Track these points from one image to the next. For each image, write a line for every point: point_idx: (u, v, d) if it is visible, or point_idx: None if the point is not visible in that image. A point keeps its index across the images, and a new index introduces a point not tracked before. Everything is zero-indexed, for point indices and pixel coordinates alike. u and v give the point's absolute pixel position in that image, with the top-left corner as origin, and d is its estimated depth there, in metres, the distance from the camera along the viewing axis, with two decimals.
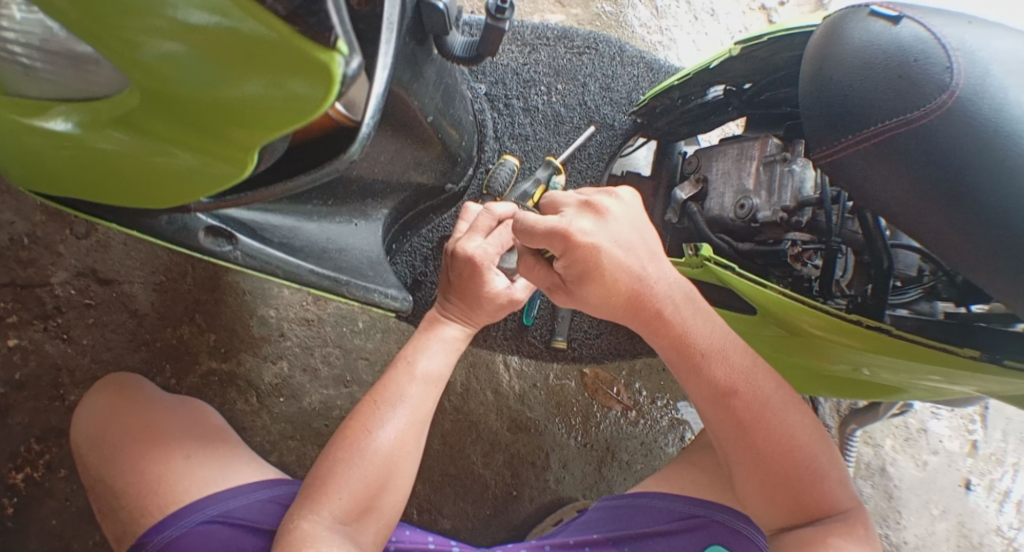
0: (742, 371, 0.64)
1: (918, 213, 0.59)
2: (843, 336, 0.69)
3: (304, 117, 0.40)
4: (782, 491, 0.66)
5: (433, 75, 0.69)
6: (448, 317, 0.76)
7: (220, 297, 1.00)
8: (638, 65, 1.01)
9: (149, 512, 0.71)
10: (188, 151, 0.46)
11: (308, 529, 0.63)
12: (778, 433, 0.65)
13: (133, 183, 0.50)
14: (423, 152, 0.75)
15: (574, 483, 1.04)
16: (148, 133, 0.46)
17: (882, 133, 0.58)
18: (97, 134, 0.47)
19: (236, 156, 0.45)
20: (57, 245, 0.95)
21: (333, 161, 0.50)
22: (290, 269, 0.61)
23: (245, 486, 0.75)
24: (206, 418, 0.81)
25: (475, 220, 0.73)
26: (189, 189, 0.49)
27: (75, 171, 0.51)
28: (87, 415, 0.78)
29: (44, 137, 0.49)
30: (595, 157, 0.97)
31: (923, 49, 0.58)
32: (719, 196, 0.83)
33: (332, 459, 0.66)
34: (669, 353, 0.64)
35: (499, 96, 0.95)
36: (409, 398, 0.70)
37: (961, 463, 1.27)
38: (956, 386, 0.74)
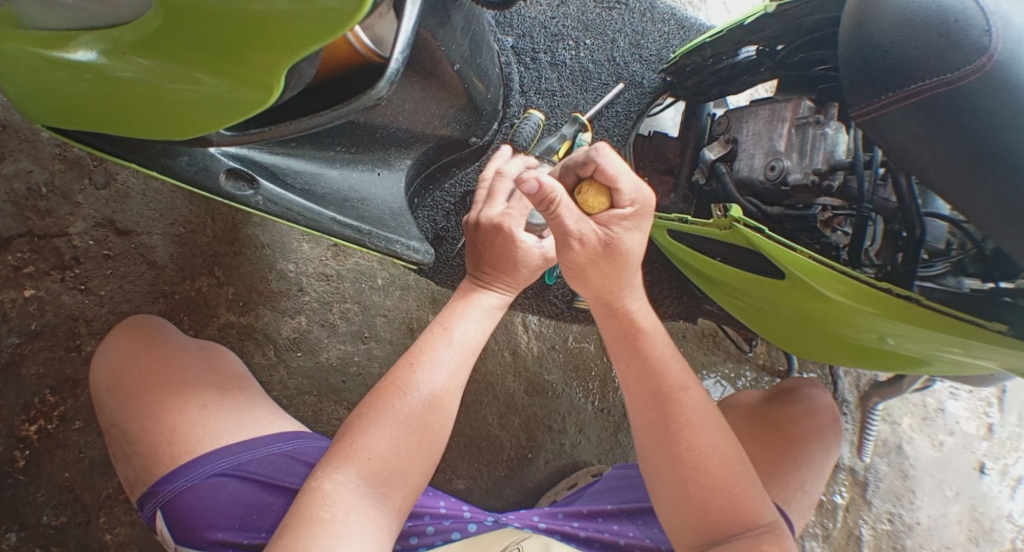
0: (680, 380, 0.71)
1: (952, 182, 0.56)
2: (869, 305, 0.67)
3: (332, 31, 0.40)
4: (694, 497, 0.69)
5: (461, 22, 0.67)
6: (484, 285, 0.76)
7: (239, 250, 0.99)
8: (669, 22, 0.98)
9: (161, 459, 0.71)
10: (213, 75, 0.46)
11: (329, 489, 0.62)
12: (705, 444, 0.70)
13: (153, 117, 0.49)
14: (447, 101, 0.73)
15: (589, 447, 1.04)
16: (169, 57, 0.45)
17: (918, 94, 0.54)
18: (118, 61, 0.46)
19: (261, 80, 0.45)
20: (75, 195, 0.95)
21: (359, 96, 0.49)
22: (310, 217, 0.60)
23: (258, 440, 0.74)
24: (221, 364, 0.80)
25: (490, 187, 0.73)
26: (212, 117, 0.49)
27: (95, 104, 0.49)
28: (106, 357, 0.76)
29: (62, 69, 0.47)
30: (623, 116, 0.96)
31: (960, 10, 0.53)
32: (748, 157, 0.80)
33: (365, 418, 0.67)
34: (619, 347, 0.71)
35: (526, 50, 0.93)
36: (445, 363, 0.71)
37: (977, 446, 1.26)
38: (977, 361, 0.72)
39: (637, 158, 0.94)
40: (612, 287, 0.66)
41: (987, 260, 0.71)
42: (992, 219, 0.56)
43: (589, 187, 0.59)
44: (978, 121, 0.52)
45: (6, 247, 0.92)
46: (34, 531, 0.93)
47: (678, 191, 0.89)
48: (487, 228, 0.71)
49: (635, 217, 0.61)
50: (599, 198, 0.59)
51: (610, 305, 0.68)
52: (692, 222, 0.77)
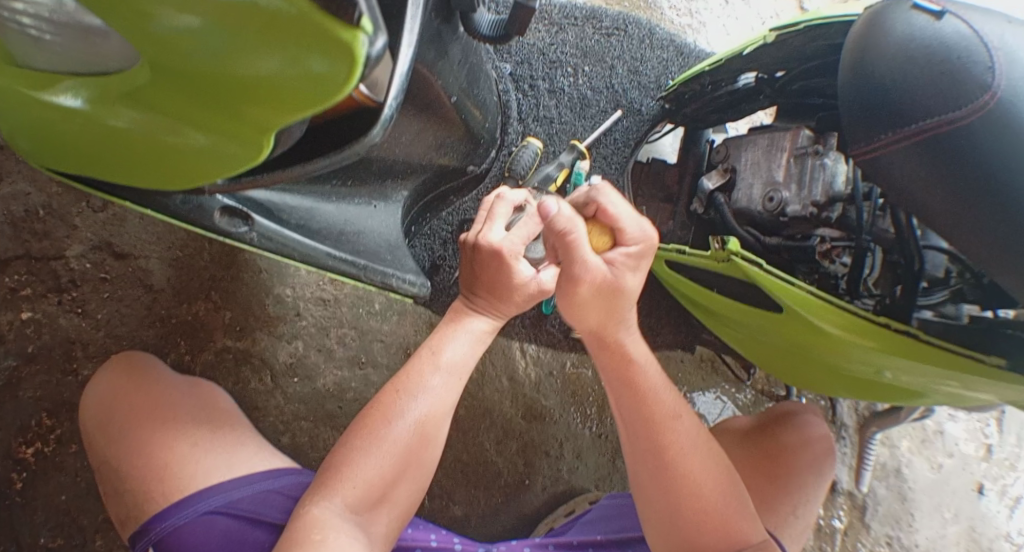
0: (673, 409, 0.70)
1: (952, 221, 0.55)
2: (866, 338, 0.67)
3: (324, 100, 0.38)
4: (684, 522, 0.69)
5: (458, 55, 0.66)
6: (475, 309, 0.73)
7: (236, 274, 0.99)
8: (667, 49, 0.98)
9: (153, 499, 0.71)
10: (202, 130, 0.44)
11: (317, 514, 0.63)
12: (696, 470, 0.69)
13: (146, 161, 0.49)
14: (445, 132, 0.72)
15: (587, 473, 1.03)
16: (158, 111, 0.44)
17: (922, 133, 0.53)
18: (107, 110, 0.45)
19: (252, 139, 0.43)
20: (72, 218, 0.95)
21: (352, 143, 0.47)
22: (306, 253, 0.59)
23: (250, 477, 0.74)
24: (214, 400, 0.81)
25: (492, 208, 0.68)
26: (209, 168, 0.48)
27: (86, 145, 0.49)
28: (99, 392, 0.77)
29: (53, 111, 0.47)
30: (621, 143, 0.96)
31: (964, 46, 0.52)
32: (747, 187, 0.80)
33: (350, 446, 0.68)
34: (614, 377, 0.70)
35: (523, 77, 0.93)
36: (433, 389, 0.70)
37: (975, 467, 1.25)
38: (974, 393, 0.72)
39: (635, 186, 0.94)
40: (605, 322, 0.66)
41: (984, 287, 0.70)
42: (994, 258, 0.55)
43: (590, 227, 0.63)
44: (982, 159, 0.52)
45: (4, 269, 0.92)
46: None
47: (677, 219, 0.89)
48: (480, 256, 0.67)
49: (635, 256, 0.63)
50: (603, 236, 0.63)
51: (603, 339, 0.68)
52: (690, 254, 0.76)
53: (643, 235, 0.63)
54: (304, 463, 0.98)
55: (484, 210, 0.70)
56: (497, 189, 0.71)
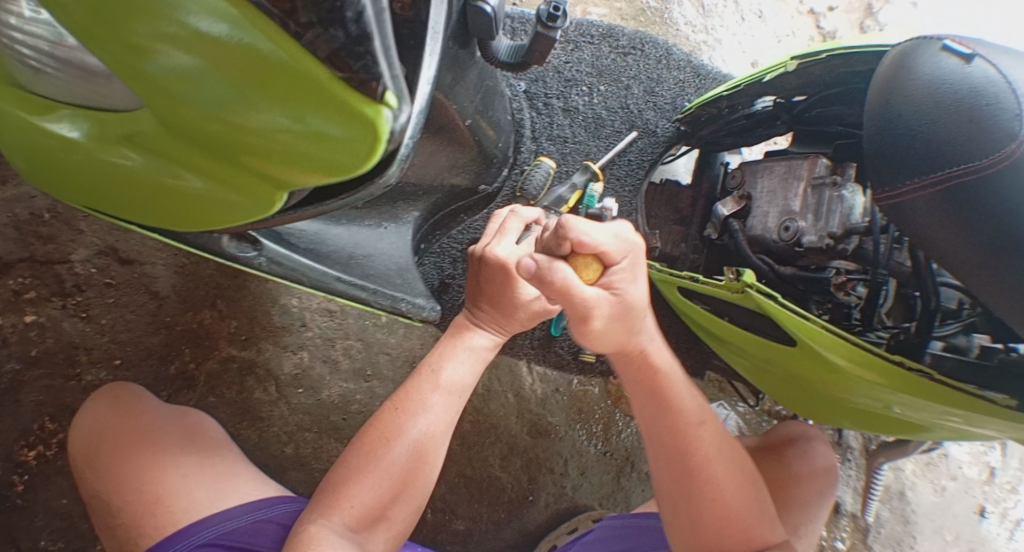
0: (700, 418, 0.69)
1: (969, 266, 0.54)
2: (868, 371, 0.67)
3: (329, 159, 0.37)
4: (705, 532, 0.69)
5: (475, 78, 0.65)
6: (478, 325, 0.73)
7: (242, 283, 0.98)
8: (683, 70, 0.97)
9: (144, 534, 0.72)
10: (202, 177, 0.43)
11: (314, 531, 0.63)
12: (718, 481, 0.69)
13: (146, 201, 0.48)
14: (458, 154, 0.71)
15: (591, 491, 1.03)
16: (158, 154, 0.43)
17: (943, 181, 0.52)
18: (111, 148, 0.44)
19: (261, 193, 0.43)
20: (78, 222, 0.94)
21: (369, 182, 0.43)
22: (315, 277, 0.59)
23: (245, 506, 0.75)
24: (201, 428, 0.81)
25: (503, 224, 0.68)
26: (209, 214, 0.47)
27: (82, 175, 0.48)
28: (86, 424, 0.77)
29: (52, 140, 0.47)
30: (636, 164, 0.95)
31: (993, 92, 0.51)
32: (762, 215, 0.79)
33: (350, 465, 0.67)
34: (636, 390, 0.68)
35: (538, 95, 0.92)
36: (433, 409, 0.69)
37: (977, 490, 1.25)
38: (979, 430, 0.71)
39: (648, 208, 0.93)
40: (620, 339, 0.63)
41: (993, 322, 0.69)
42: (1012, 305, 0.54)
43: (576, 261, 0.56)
44: (1004, 209, 0.50)
45: (7, 272, 0.92)
46: None
47: (688, 241, 0.88)
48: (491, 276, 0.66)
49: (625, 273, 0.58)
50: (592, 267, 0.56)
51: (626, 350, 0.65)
52: (703, 282, 0.76)
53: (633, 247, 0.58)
54: (306, 473, 0.98)
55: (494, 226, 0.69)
56: (511, 204, 0.71)
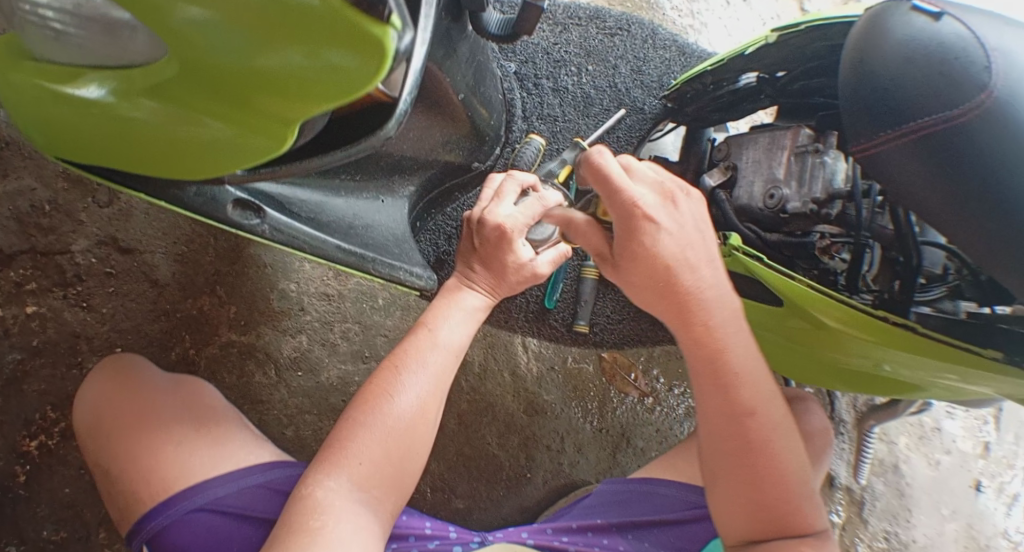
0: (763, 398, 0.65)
1: (949, 217, 0.56)
2: (863, 332, 0.68)
3: (343, 89, 0.39)
4: (766, 511, 0.65)
5: (466, 53, 0.67)
6: (470, 285, 0.75)
7: (241, 269, 1.00)
8: (669, 49, 0.99)
9: (141, 501, 0.73)
10: (221, 121, 0.45)
11: (319, 496, 0.63)
12: (782, 458, 0.65)
13: (167, 155, 0.50)
14: (451, 130, 0.73)
15: (588, 467, 1.06)
16: (179, 103, 0.45)
17: (917, 132, 0.54)
18: (129, 103, 0.46)
19: (274, 132, 0.45)
20: (78, 213, 0.95)
21: (367, 138, 0.48)
22: (317, 245, 0.60)
23: (238, 472, 0.76)
24: (199, 394, 0.82)
25: (500, 188, 0.74)
26: (227, 159, 0.49)
27: (102, 139, 0.50)
28: (89, 396, 0.79)
29: (71, 105, 0.48)
30: (624, 140, 0.97)
31: (961, 47, 0.53)
32: (748, 184, 0.81)
33: (351, 421, 0.67)
34: (697, 360, 0.65)
35: (528, 75, 0.94)
36: (427, 368, 0.70)
37: (973, 464, 1.27)
38: (972, 387, 0.74)
39: None
40: (647, 247, 0.61)
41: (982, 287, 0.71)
42: (990, 251, 0.56)
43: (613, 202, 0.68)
44: (979, 158, 0.52)
45: (9, 264, 0.93)
46: (33, 546, 0.92)
47: None
48: (486, 235, 0.71)
49: (688, 202, 0.64)
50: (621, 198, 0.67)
51: (657, 278, 0.63)
52: None
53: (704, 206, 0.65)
54: (306, 456, 0.99)
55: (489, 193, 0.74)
56: (508, 171, 0.77)
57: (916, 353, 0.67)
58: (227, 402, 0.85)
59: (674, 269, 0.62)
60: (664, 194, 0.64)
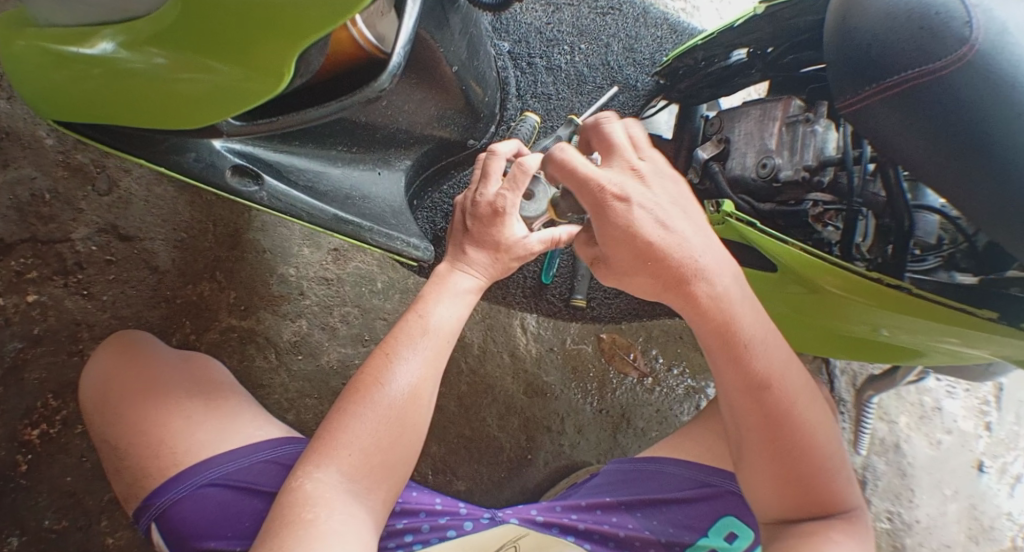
0: (781, 369, 0.64)
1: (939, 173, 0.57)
2: (859, 295, 0.69)
3: (337, 16, 0.45)
4: (800, 486, 0.66)
5: (459, 25, 0.70)
6: (463, 267, 0.72)
7: (240, 254, 1.01)
8: (661, 27, 1.02)
9: (149, 475, 0.74)
10: (221, 62, 0.49)
11: (309, 489, 0.60)
12: (809, 429, 0.65)
13: (174, 107, 0.52)
14: (446, 103, 0.75)
15: (588, 448, 1.06)
16: (183, 48, 0.48)
17: (904, 83, 0.55)
18: (134, 53, 0.48)
19: (269, 69, 0.48)
20: (78, 201, 0.96)
21: (363, 89, 0.53)
22: (314, 213, 0.61)
23: (247, 447, 0.77)
24: (207, 370, 0.83)
25: (486, 165, 0.72)
26: (225, 105, 0.51)
27: (110, 100, 0.51)
28: (94, 374, 0.79)
29: (80, 65, 0.50)
30: (618, 117, 0.99)
31: (943, 3, 0.54)
32: (740, 156, 0.82)
33: (342, 411, 0.64)
34: (707, 336, 0.62)
35: (521, 54, 0.96)
36: (418, 353, 0.66)
37: (974, 444, 1.27)
38: (973, 350, 0.73)
39: None
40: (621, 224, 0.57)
41: (977, 255, 0.72)
42: (982, 205, 0.56)
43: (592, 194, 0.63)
44: (957, 108, 0.54)
45: (9, 253, 0.93)
46: (35, 535, 0.92)
47: None
48: (478, 210, 0.70)
49: (658, 177, 0.60)
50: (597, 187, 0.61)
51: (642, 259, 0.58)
52: None
53: (671, 180, 0.61)
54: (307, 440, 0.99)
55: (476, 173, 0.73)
56: (490, 144, 0.74)
57: (915, 316, 0.68)
58: (231, 376, 0.86)
59: (658, 247, 0.57)
60: (630, 168, 0.59)
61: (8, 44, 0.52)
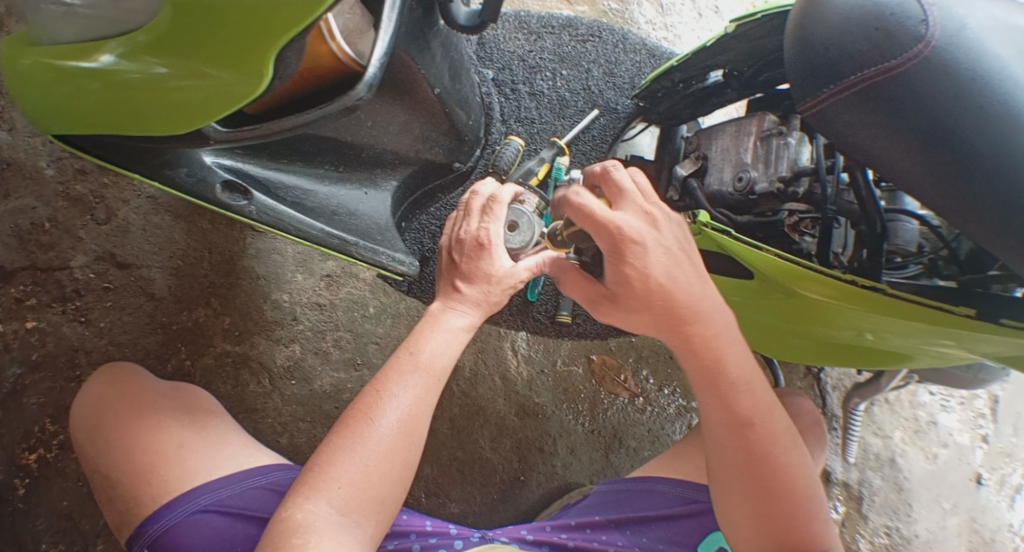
0: (761, 409, 0.65)
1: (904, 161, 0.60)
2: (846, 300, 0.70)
3: (310, 13, 0.49)
4: (776, 532, 0.64)
5: (440, 50, 0.74)
6: (457, 304, 0.71)
7: (235, 281, 1.03)
8: (639, 52, 1.07)
9: (142, 502, 0.74)
10: (212, 66, 0.53)
11: (301, 518, 0.59)
12: (787, 470, 0.65)
13: (168, 109, 0.55)
14: (431, 126, 0.80)
15: (582, 468, 1.06)
16: (179, 55, 0.52)
17: (862, 82, 0.58)
18: (132, 63, 0.53)
19: (253, 69, 0.52)
20: (77, 230, 0.98)
21: (341, 97, 0.59)
22: (301, 226, 0.66)
23: (240, 473, 0.77)
24: (192, 396, 0.84)
25: (468, 204, 0.74)
26: (215, 105, 0.55)
27: (110, 107, 0.56)
28: (87, 403, 0.81)
29: (83, 77, 0.54)
30: (598, 140, 1.03)
31: (897, 3, 0.58)
32: (718, 172, 0.85)
33: (332, 446, 0.62)
34: (696, 375, 0.64)
35: (506, 81, 1.02)
36: (402, 397, 0.65)
37: (971, 458, 1.26)
38: (962, 352, 0.74)
39: None
40: (634, 266, 0.60)
41: (958, 260, 0.73)
42: (951, 192, 0.60)
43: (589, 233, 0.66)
44: (915, 98, 0.57)
45: (10, 280, 0.95)
46: None
47: None
48: (463, 242, 0.72)
49: (671, 225, 0.62)
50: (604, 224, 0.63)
51: (649, 301, 0.61)
52: None
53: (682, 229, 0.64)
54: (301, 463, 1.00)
55: (461, 207, 0.75)
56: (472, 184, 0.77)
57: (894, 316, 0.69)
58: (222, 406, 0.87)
59: (668, 289, 0.60)
60: (647, 217, 0.62)
61: (15, 61, 0.58)
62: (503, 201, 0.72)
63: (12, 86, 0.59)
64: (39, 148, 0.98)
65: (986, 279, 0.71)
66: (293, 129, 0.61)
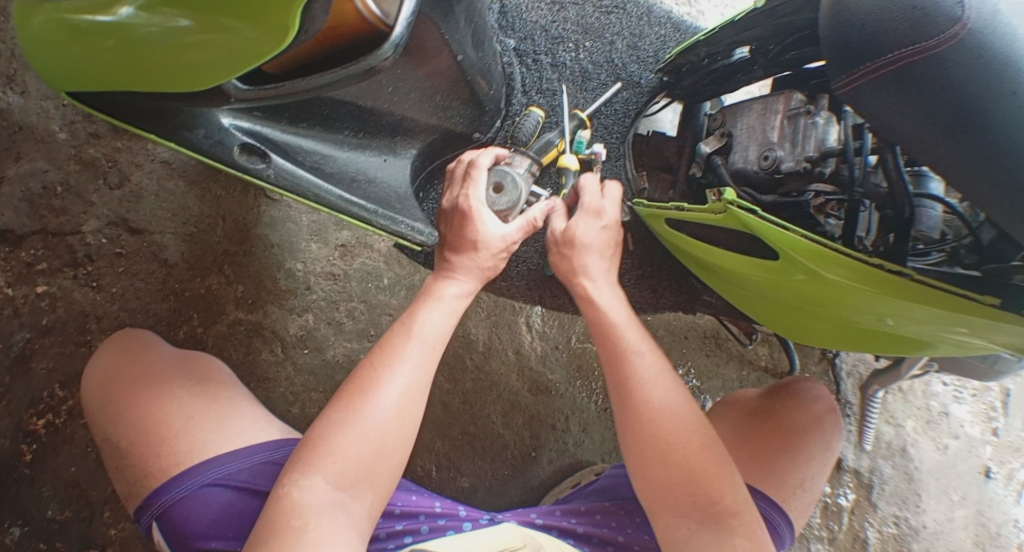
0: (641, 354, 0.73)
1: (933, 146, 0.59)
2: (870, 284, 0.69)
3: None
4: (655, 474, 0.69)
5: (464, 17, 0.71)
6: (461, 272, 0.71)
7: (248, 249, 1.02)
8: (664, 25, 1.04)
9: (150, 475, 0.74)
10: (228, 19, 0.51)
11: (296, 497, 0.60)
12: (666, 416, 0.71)
13: (182, 67, 0.54)
14: (452, 96, 0.79)
15: (593, 447, 1.06)
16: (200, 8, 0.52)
17: (896, 62, 0.56)
18: (150, 15, 0.52)
19: (275, 23, 0.50)
20: (89, 195, 0.97)
21: (367, 57, 0.57)
22: (319, 192, 0.65)
23: (246, 449, 0.76)
24: (200, 368, 0.83)
25: (453, 173, 0.74)
26: (231, 62, 0.53)
27: (125, 65, 0.55)
28: (96, 369, 0.80)
29: (98, 33, 0.53)
30: (621, 114, 1.02)
31: None
32: (743, 150, 0.82)
33: (328, 420, 0.63)
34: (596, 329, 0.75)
35: (527, 51, 1.01)
36: (406, 363, 0.65)
37: (981, 450, 1.25)
38: (981, 342, 0.73)
39: (636, 156, 1.00)
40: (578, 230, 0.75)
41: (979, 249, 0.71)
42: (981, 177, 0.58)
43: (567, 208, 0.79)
44: (951, 79, 0.55)
45: (20, 244, 0.95)
46: (39, 524, 0.92)
47: (677, 186, 0.93)
48: (449, 211, 0.72)
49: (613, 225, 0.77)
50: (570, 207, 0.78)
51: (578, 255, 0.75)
52: (688, 210, 0.80)
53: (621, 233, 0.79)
54: None
55: (450, 177, 0.75)
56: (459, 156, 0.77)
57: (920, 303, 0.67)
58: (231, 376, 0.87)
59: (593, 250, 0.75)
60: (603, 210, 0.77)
61: (24, 21, 0.56)
62: (480, 163, 0.71)
63: (25, 46, 0.58)
64: (51, 111, 0.97)
65: (1005, 267, 0.68)
66: (313, 92, 0.59)
